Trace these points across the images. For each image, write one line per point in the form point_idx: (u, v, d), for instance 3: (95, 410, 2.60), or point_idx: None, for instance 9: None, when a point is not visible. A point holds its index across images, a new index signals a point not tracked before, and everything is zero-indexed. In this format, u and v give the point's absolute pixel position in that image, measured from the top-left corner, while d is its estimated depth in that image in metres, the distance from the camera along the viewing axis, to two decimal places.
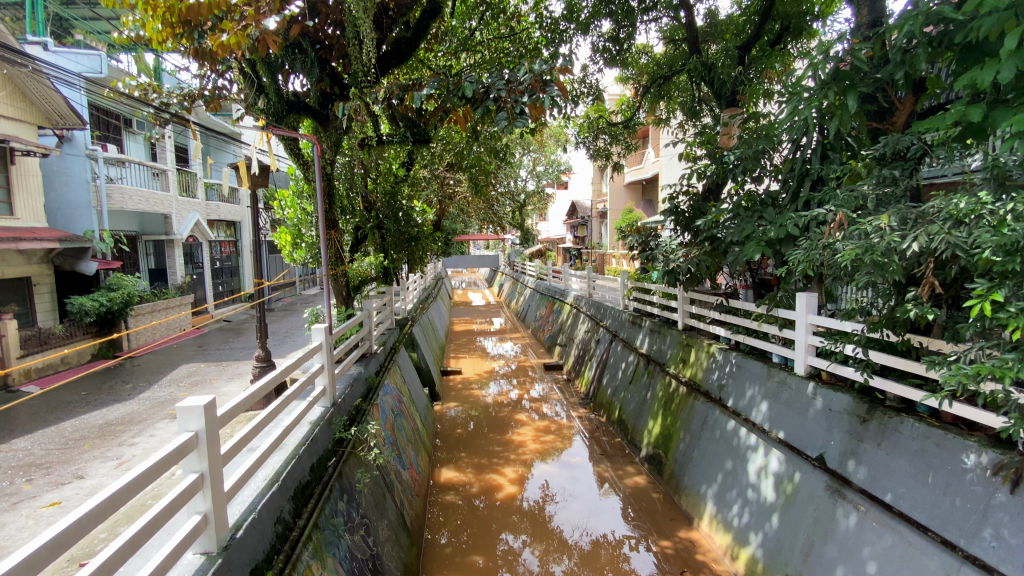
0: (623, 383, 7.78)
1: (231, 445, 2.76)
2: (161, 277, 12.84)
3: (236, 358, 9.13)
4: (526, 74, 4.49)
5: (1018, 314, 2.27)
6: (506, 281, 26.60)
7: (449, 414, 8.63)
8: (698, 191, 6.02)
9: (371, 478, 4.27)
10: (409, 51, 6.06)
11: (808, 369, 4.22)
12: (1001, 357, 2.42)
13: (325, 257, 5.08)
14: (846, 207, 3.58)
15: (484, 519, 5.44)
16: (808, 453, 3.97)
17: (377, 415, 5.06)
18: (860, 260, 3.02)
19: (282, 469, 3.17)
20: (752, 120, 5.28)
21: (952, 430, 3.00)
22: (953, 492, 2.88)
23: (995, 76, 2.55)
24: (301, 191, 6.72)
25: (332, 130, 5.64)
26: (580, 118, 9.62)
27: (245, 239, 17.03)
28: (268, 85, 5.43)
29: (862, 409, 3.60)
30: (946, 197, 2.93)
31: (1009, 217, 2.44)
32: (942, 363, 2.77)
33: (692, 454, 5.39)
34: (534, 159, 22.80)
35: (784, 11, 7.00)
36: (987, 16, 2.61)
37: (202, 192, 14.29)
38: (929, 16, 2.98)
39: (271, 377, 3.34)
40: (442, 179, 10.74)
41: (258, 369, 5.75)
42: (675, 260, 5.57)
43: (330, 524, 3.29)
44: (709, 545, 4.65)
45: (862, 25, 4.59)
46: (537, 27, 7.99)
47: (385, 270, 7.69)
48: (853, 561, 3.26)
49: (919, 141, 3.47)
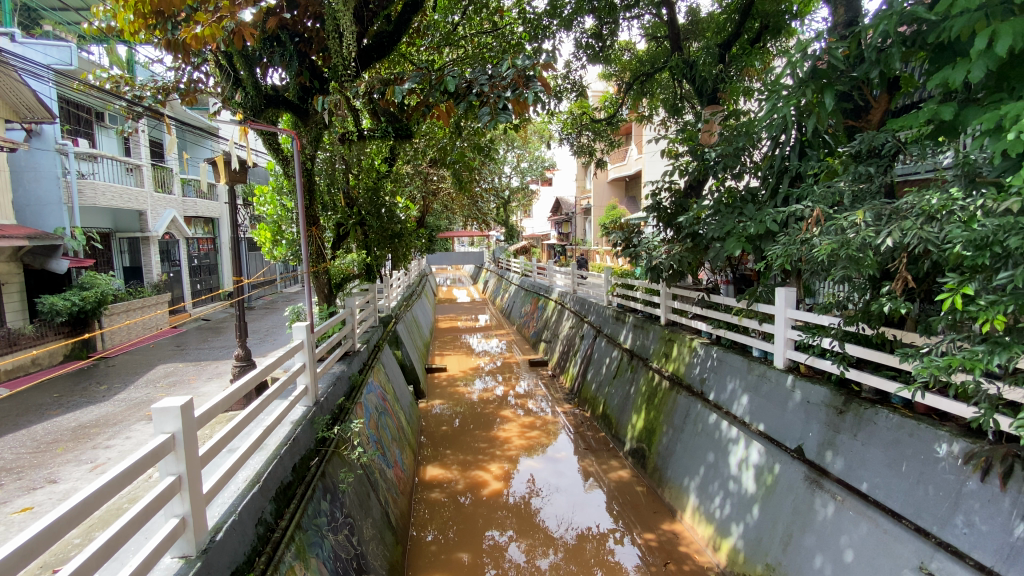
0: (607, 378, 7.84)
1: (210, 446, 2.70)
2: (136, 275, 12.53)
3: (215, 358, 8.95)
4: (509, 69, 4.45)
5: (988, 307, 2.32)
6: (491, 279, 26.49)
7: (433, 412, 8.59)
8: (679, 188, 6.05)
9: (355, 477, 4.23)
10: (390, 45, 5.94)
11: (786, 362, 4.30)
12: (972, 349, 2.48)
13: (306, 253, 4.86)
14: (823, 203, 3.65)
15: (470, 516, 5.42)
16: (786, 444, 4.06)
17: (360, 414, 5.01)
18: (837, 255, 3.08)
19: (263, 469, 3.12)
20: (733, 117, 5.32)
21: (925, 420, 3.08)
22: (926, 481, 2.96)
23: (967, 75, 2.62)
24: (281, 187, 6.59)
25: (313, 125, 5.50)
26: (564, 114, 9.58)
27: (223, 237, 16.68)
28: (245, 78, 5.22)
29: (838, 401, 3.68)
30: (919, 193, 2.99)
31: (979, 213, 2.51)
32: (915, 355, 2.84)
33: (674, 448, 5.47)
34: (517, 156, 22.84)
35: (763, 9, 7.10)
36: (959, 16, 2.68)
37: (178, 188, 13.95)
38: (902, 16, 3.05)
39: (251, 376, 3.27)
40: (425, 175, 10.76)
41: (237, 369, 5.60)
42: (658, 257, 5.61)
43: (313, 525, 3.26)
44: (692, 537, 4.72)
45: (839, 24, 4.69)
46: (520, 22, 7.91)
47: (368, 267, 7.61)
48: (830, 549, 3.34)
49: (894, 139, 3.56)
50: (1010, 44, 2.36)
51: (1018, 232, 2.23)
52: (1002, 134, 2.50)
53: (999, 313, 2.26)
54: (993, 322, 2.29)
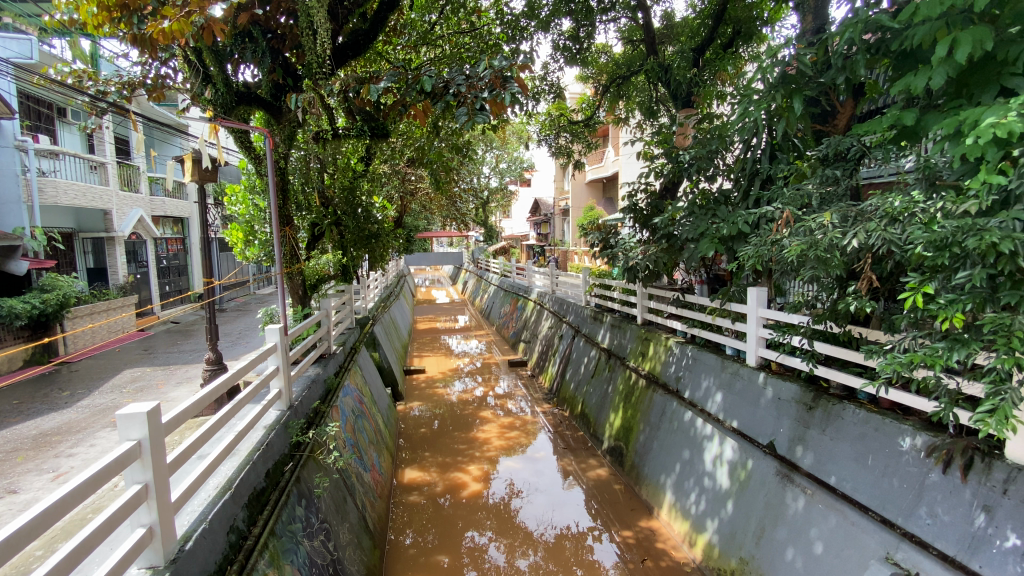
0: (585, 377, 7.90)
1: (179, 453, 2.62)
2: (101, 276, 12.09)
3: (185, 362, 8.69)
4: (487, 70, 4.45)
5: (947, 306, 2.41)
6: (470, 279, 26.40)
7: (412, 414, 8.51)
8: (655, 190, 6.14)
9: (331, 482, 4.15)
10: (366, 44, 5.87)
11: (758, 360, 4.40)
12: (933, 346, 2.58)
13: (279, 254, 4.69)
14: (792, 205, 3.75)
15: (449, 518, 5.39)
16: (759, 440, 4.15)
17: (336, 417, 4.93)
18: (806, 255, 3.18)
19: (234, 476, 3.04)
20: (706, 121, 5.42)
21: (889, 415, 3.19)
22: (891, 473, 3.06)
23: (927, 82, 2.73)
24: (253, 186, 6.43)
25: (286, 124, 5.36)
26: (542, 115, 9.62)
27: (193, 237, 16.21)
28: (215, 74, 5.06)
29: (808, 397, 3.78)
30: (883, 196, 3.10)
31: (938, 215, 2.60)
32: (880, 352, 2.94)
33: (651, 445, 5.54)
34: (496, 156, 22.82)
35: (736, 15, 7.26)
36: (921, 25, 2.78)
37: (145, 186, 13.51)
38: (867, 25, 3.16)
39: (222, 380, 3.19)
40: (403, 175, 10.70)
41: (208, 373, 5.43)
42: (634, 258, 5.68)
43: (287, 531, 3.19)
44: (669, 533, 4.79)
45: (808, 31, 4.83)
46: (497, 23, 7.87)
47: (344, 267, 7.50)
48: (801, 542, 3.43)
49: (859, 143, 3.73)
50: (968, 52, 2.47)
51: (975, 233, 2.33)
52: (961, 138, 2.60)
53: (958, 311, 2.35)
54: (952, 320, 2.38)
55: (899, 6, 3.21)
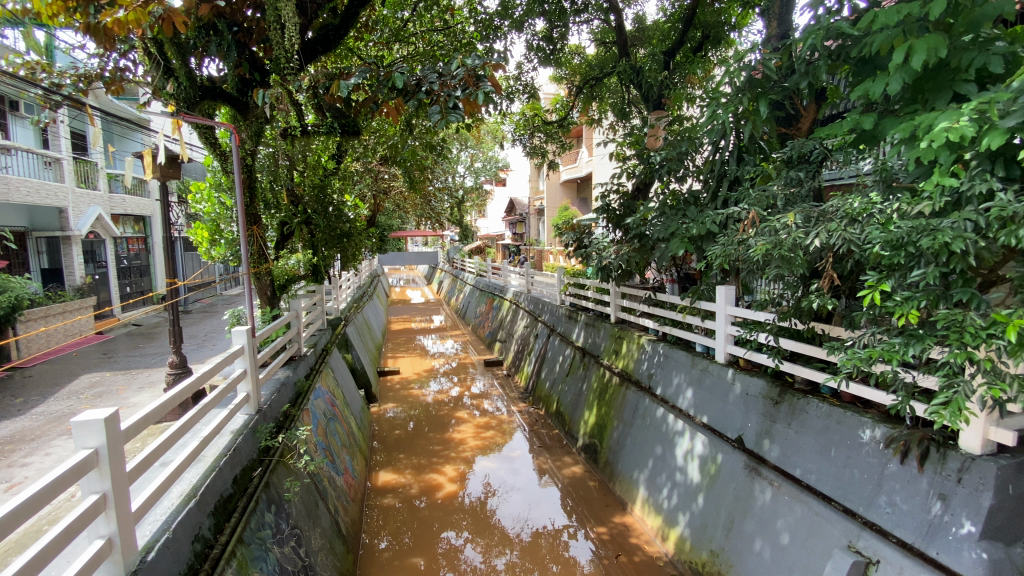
0: (561, 375, 7.95)
1: (139, 461, 2.52)
2: (56, 277, 11.52)
3: (148, 366, 8.35)
4: (459, 68, 4.43)
5: (903, 303, 2.51)
6: (446, 279, 26.23)
7: (386, 416, 8.39)
8: (627, 190, 6.22)
9: (302, 486, 4.06)
10: (337, 39, 5.75)
11: (727, 357, 4.51)
12: (890, 341, 2.69)
13: (246, 254, 4.54)
14: (758, 206, 3.86)
15: (425, 520, 5.35)
16: (727, 435, 4.26)
17: (307, 421, 4.82)
18: (771, 254, 3.27)
19: (199, 483, 2.95)
20: (677, 122, 5.52)
21: (850, 408, 3.32)
22: (852, 464, 3.18)
23: (885, 88, 2.85)
24: (219, 183, 6.23)
25: (254, 119, 5.28)
26: (516, 115, 9.65)
27: (156, 236, 15.61)
28: (178, 68, 4.87)
29: (774, 392, 3.90)
30: (843, 197, 3.21)
31: (894, 215, 2.71)
32: (841, 348, 3.05)
33: (624, 442, 5.61)
34: (471, 155, 22.74)
35: (705, 19, 7.42)
36: (879, 32, 2.90)
37: (104, 183, 12.95)
38: (828, 32, 3.28)
39: (186, 384, 3.08)
40: (375, 173, 10.61)
41: (171, 377, 5.23)
42: (607, 257, 5.75)
43: (256, 538, 3.10)
44: (642, 528, 4.87)
45: (773, 37, 4.97)
46: (470, 21, 7.81)
47: (314, 267, 7.34)
48: (768, 533, 3.53)
49: (821, 146, 3.87)
50: (924, 58, 2.58)
51: (929, 232, 2.43)
52: (916, 142, 2.72)
53: (913, 308, 2.45)
54: (908, 317, 2.48)
55: (859, 14, 3.34)
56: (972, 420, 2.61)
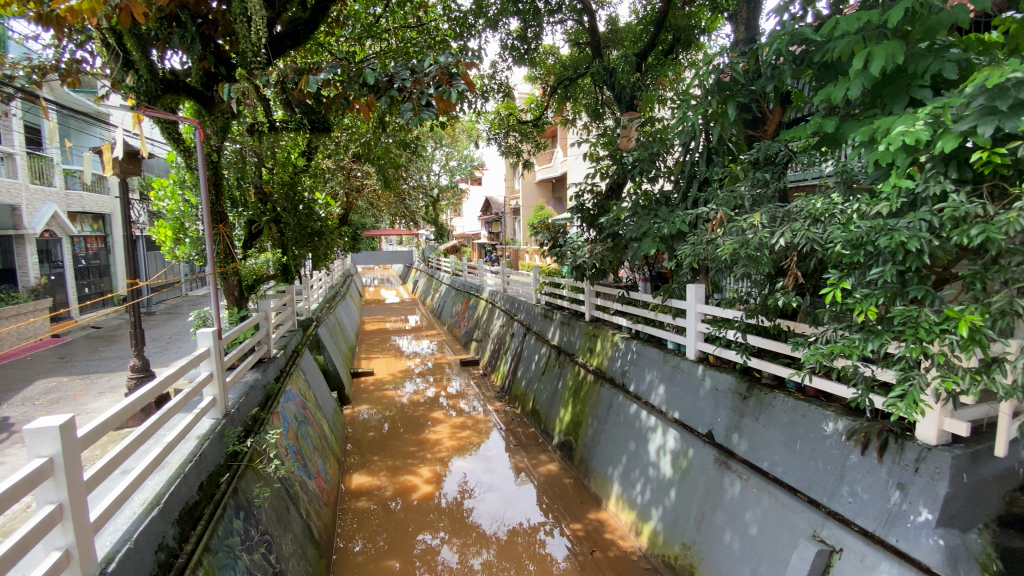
0: (536, 374, 7.99)
1: (99, 469, 2.42)
2: (8, 278, 10.95)
3: (108, 371, 8.02)
4: (432, 65, 4.39)
5: (863, 300, 2.61)
6: (421, 279, 25.99)
7: (360, 418, 8.26)
8: (601, 190, 6.29)
9: (272, 492, 3.96)
10: (306, 34, 5.63)
11: (697, 354, 4.61)
12: (850, 337, 2.78)
13: (211, 254, 4.39)
14: (726, 206, 3.95)
15: (400, 522, 5.29)
16: (698, 430, 4.36)
17: (277, 424, 4.71)
18: (738, 254, 3.36)
19: (163, 491, 2.85)
20: (649, 123, 5.60)
21: (814, 402, 3.43)
22: (817, 456, 3.29)
23: (846, 92, 2.95)
24: (183, 180, 6.03)
25: (219, 114, 5.11)
26: (491, 114, 9.64)
27: (116, 235, 15.00)
28: (138, 60, 4.67)
29: (743, 387, 4.00)
30: (806, 198, 3.32)
31: (855, 215, 2.81)
32: (805, 344, 3.15)
33: (599, 438, 5.68)
34: (446, 153, 22.61)
35: (675, 23, 7.56)
36: (840, 38, 3.00)
37: (59, 179, 12.38)
38: (793, 37, 3.38)
39: (149, 388, 2.96)
40: (347, 171, 10.45)
41: (132, 382, 5.03)
42: (582, 256, 5.80)
43: (223, 546, 3.01)
44: (616, 524, 4.93)
45: (740, 41, 5.10)
46: (444, 19, 7.76)
47: (283, 267, 7.17)
48: (737, 524, 3.63)
49: (785, 149, 4.00)
50: (882, 65, 2.68)
51: (887, 232, 2.53)
52: (874, 145, 2.83)
53: (871, 305, 2.56)
54: (867, 313, 2.58)
55: (822, 21, 3.46)
56: (928, 412, 2.73)
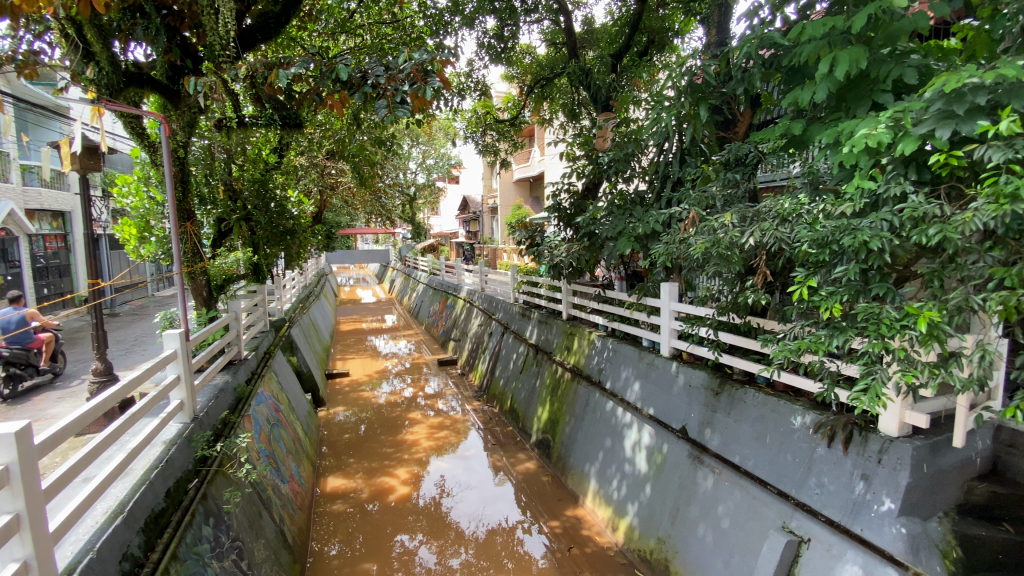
0: (514, 372, 8.01)
1: (58, 476, 2.32)
2: None
3: (69, 375, 7.69)
4: (407, 62, 4.34)
5: (828, 297, 2.70)
6: (398, 278, 25.73)
7: (336, 420, 8.13)
8: (577, 190, 6.33)
9: (243, 497, 3.86)
10: (277, 28, 5.50)
11: (671, 351, 4.69)
12: (817, 333, 2.87)
13: (178, 252, 4.23)
14: (698, 206, 4.01)
15: (378, 524, 5.23)
16: (672, 426, 4.43)
17: (248, 427, 4.60)
18: (710, 253, 3.43)
19: (128, 498, 2.75)
20: (625, 123, 5.67)
21: (783, 397, 3.53)
22: (786, 449, 3.39)
23: (812, 96, 3.04)
24: (148, 176, 5.83)
25: (185, 109, 4.91)
26: (468, 112, 9.61)
27: (77, 233, 14.42)
28: (98, 51, 4.47)
29: (715, 383, 4.09)
30: (775, 198, 3.40)
31: (821, 215, 2.88)
32: (774, 340, 3.24)
33: (576, 436, 5.72)
34: (423, 151, 22.44)
35: (650, 25, 7.69)
36: (807, 43, 3.08)
37: (16, 175, 11.84)
38: (762, 41, 3.47)
39: (112, 392, 2.85)
40: (321, 168, 10.28)
41: (94, 386, 4.84)
42: (558, 255, 5.83)
43: (192, 554, 2.93)
44: (593, 520, 4.98)
45: (712, 44, 5.20)
46: (420, 16, 7.69)
47: (255, 266, 7.00)
48: (710, 518, 3.70)
49: (755, 150, 4.11)
50: (846, 69, 2.77)
51: (850, 232, 2.61)
52: (839, 147, 2.92)
53: (836, 302, 2.64)
54: (832, 310, 2.67)
55: (790, 26, 3.55)
56: (891, 405, 2.83)
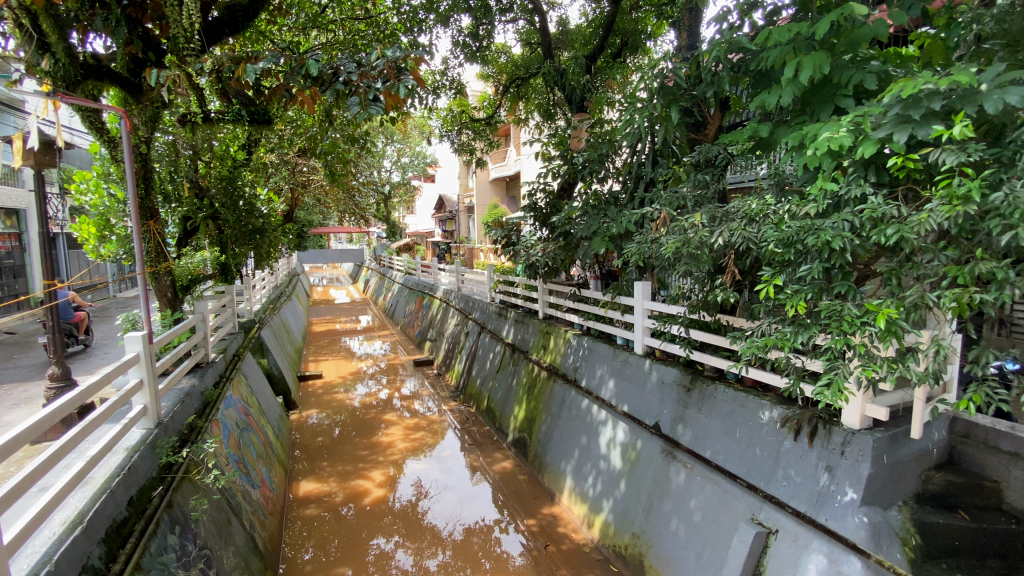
0: (491, 371, 8.01)
1: (13, 486, 2.22)
2: None
3: (23, 381, 7.32)
4: (379, 59, 4.30)
5: (793, 295, 2.79)
6: (372, 278, 25.41)
7: (309, 423, 7.98)
8: (553, 189, 6.36)
9: (211, 503, 3.75)
10: (245, 21, 5.36)
11: (644, 348, 4.76)
12: (783, 331, 2.95)
13: (140, 252, 4.07)
14: (670, 206, 4.10)
15: (352, 527, 5.16)
16: (646, 422, 4.51)
17: (216, 432, 4.47)
18: (681, 252, 3.50)
19: (88, 508, 2.65)
20: (599, 124, 5.73)
21: (752, 393, 3.63)
22: (754, 443, 3.48)
23: (778, 99, 3.13)
24: (108, 172, 5.61)
25: (148, 103, 4.85)
26: (444, 110, 9.58)
27: (32, 231, 13.77)
28: (54, 42, 4.27)
29: (687, 380, 4.17)
30: (743, 199, 3.49)
31: (786, 216, 2.97)
32: (742, 337, 3.32)
33: (552, 434, 5.76)
34: (397, 149, 22.22)
35: (623, 27, 7.81)
36: (773, 48, 3.17)
37: None
38: (731, 46, 3.55)
39: (71, 398, 2.74)
40: (292, 165, 10.06)
41: (51, 391, 4.63)
42: (534, 254, 5.85)
43: (157, 564, 2.84)
44: (569, 517, 5.03)
45: (683, 47, 5.31)
46: (394, 12, 7.60)
47: (223, 266, 6.81)
48: (683, 512, 3.78)
49: (724, 152, 4.23)
50: (810, 74, 2.86)
51: (814, 232, 2.70)
52: (803, 150, 3.01)
53: (801, 300, 2.73)
54: (797, 307, 2.76)
55: (758, 31, 3.65)
56: (853, 399, 2.94)
